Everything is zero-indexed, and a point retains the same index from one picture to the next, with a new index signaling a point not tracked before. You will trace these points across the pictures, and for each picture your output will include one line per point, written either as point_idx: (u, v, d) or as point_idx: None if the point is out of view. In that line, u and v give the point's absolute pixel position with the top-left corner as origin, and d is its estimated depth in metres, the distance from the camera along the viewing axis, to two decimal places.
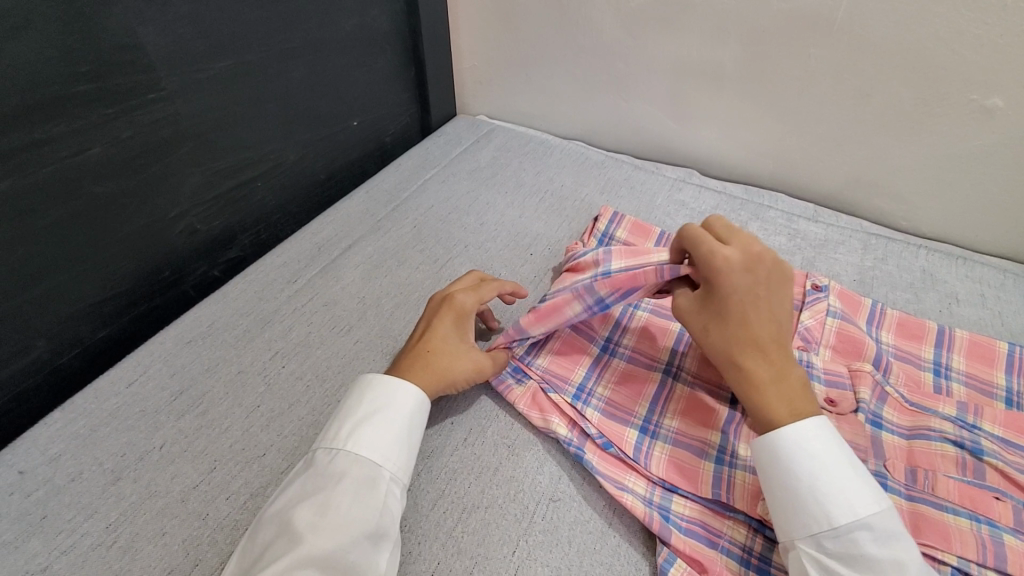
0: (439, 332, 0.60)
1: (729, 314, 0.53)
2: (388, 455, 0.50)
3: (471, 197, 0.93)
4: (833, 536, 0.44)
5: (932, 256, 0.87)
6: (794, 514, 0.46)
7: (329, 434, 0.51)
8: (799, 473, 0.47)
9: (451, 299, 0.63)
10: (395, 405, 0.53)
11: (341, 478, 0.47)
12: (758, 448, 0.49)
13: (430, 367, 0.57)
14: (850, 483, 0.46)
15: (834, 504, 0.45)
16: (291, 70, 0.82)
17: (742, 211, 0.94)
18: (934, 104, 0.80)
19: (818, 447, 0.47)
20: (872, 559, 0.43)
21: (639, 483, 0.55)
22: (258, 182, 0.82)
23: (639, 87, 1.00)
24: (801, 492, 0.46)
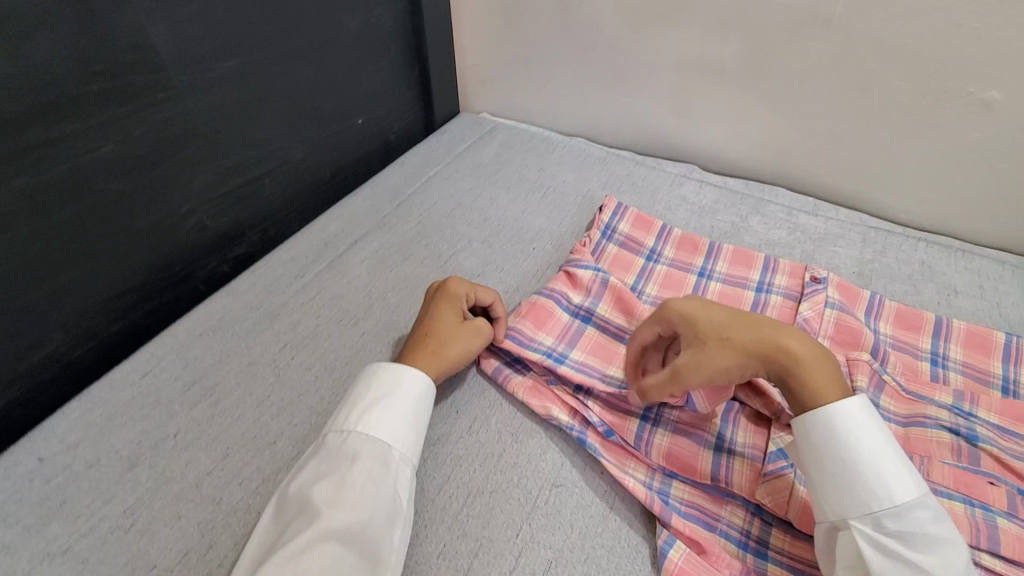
0: (429, 321, 0.63)
1: (730, 327, 0.54)
2: (397, 436, 0.52)
3: (474, 194, 0.95)
4: (893, 515, 0.44)
5: (931, 249, 0.87)
6: (853, 494, 0.46)
7: (339, 418, 0.54)
8: (857, 453, 0.47)
9: (446, 287, 0.66)
10: (401, 389, 0.55)
11: (353, 459, 0.50)
12: (812, 428, 0.49)
13: (427, 350, 0.60)
14: (902, 462, 0.46)
15: (892, 484, 0.45)
16: (298, 69, 0.84)
17: (742, 205, 0.95)
18: (932, 97, 0.81)
19: (873, 428, 0.47)
20: (931, 538, 0.43)
21: (638, 470, 0.57)
22: (265, 179, 0.84)
23: (640, 83, 1.01)
24: (860, 472, 0.46)
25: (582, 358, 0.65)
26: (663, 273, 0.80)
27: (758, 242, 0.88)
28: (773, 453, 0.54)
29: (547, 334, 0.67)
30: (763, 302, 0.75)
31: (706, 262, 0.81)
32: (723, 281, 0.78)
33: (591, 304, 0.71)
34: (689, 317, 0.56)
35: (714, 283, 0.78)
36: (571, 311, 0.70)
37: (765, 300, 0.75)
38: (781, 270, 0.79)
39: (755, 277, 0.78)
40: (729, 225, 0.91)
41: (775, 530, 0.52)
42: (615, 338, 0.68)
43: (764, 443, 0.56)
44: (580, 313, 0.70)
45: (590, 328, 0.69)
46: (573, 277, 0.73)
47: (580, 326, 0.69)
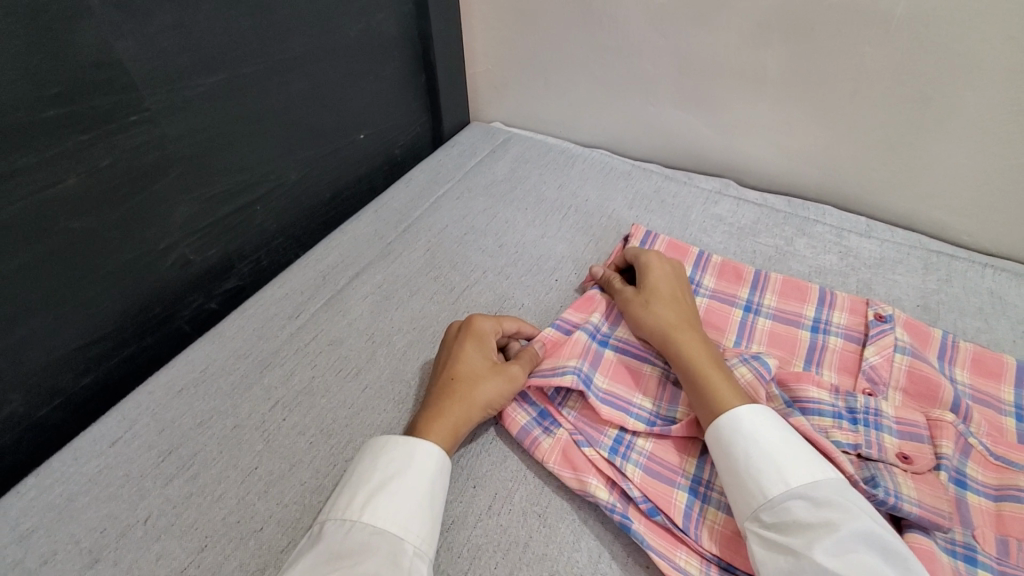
0: (461, 360, 0.57)
1: (664, 296, 0.63)
2: (410, 525, 0.45)
3: (487, 216, 0.86)
4: (767, 508, 0.44)
5: (1001, 277, 0.77)
6: (739, 495, 0.47)
7: (340, 504, 0.46)
8: (735, 448, 0.48)
9: (470, 324, 0.60)
10: (416, 466, 0.48)
11: (359, 558, 0.42)
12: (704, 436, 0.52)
13: (460, 396, 0.54)
14: (781, 454, 0.47)
15: (767, 476, 0.46)
16: (291, 82, 0.76)
17: (785, 226, 0.85)
18: (1007, 107, 0.71)
19: (747, 422, 0.49)
20: (803, 524, 0.42)
21: (691, 561, 0.48)
22: (256, 206, 0.75)
23: (670, 91, 0.91)
24: (738, 469, 0.48)
25: (605, 385, 0.59)
26: (704, 307, 0.71)
27: (806, 269, 0.79)
28: None
29: (567, 358, 0.58)
30: (821, 345, 0.66)
31: (752, 294, 0.72)
32: (773, 317, 0.69)
33: (607, 328, 0.65)
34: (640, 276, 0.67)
35: (763, 319, 0.69)
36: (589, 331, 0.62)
37: (824, 342, 0.66)
38: (839, 304, 0.69)
39: (810, 313, 0.69)
40: (773, 249, 0.82)
41: None
42: (636, 359, 0.62)
43: None
44: (598, 335, 0.63)
45: (609, 352, 0.62)
46: (592, 298, 0.68)
47: (599, 349, 0.62)
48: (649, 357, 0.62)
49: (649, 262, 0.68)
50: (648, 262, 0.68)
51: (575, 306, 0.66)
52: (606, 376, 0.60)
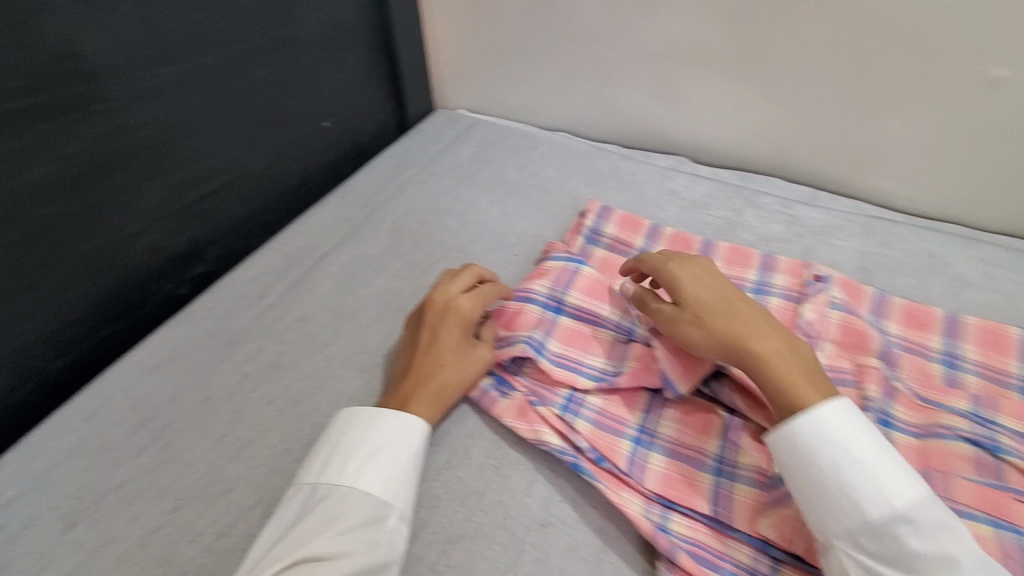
0: (448, 346, 0.58)
1: (719, 306, 0.54)
2: (396, 492, 0.48)
3: (451, 197, 0.89)
4: (869, 532, 0.43)
5: (938, 238, 0.81)
6: (829, 513, 0.45)
7: (329, 467, 0.50)
8: (829, 465, 0.45)
9: (456, 306, 0.60)
10: (404, 440, 0.51)
11: (347, 519, 0.46)
12: (787, 449, 0.47)
13: (449, 378, 0.56)
14: (880, 470, 0.44)
15: (869, 497, 0.44)
16: (254, 72, 0.78)
17: (736, 198, 0.89)
18: (935, 77, 0.75)
19: (842, 434, 0.46)
20: (916, 556, 0.41)
21: (635, 500, 0.51)
22: (223, 193, 0.77)
23: (624, 73, 0.95)
24: (831, 485, 0.45)
25: (559, 350, 0.62)
26: None
27: (754, 238, 0.83)
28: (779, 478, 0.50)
29: (522, 331, 0.62)
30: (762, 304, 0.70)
31: None
32: None
33: (561, 292, 0.66)
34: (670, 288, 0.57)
35: None
36: (542, 303, 0.65)
37: (765, 302, 0.70)
38: (780, 268, 0.73)
39: (752, 277, 0.73)
40: (723, 220, 0.86)
41: (785, 567, 0.47)
42: (590, 324, 0.65)
43: (766, 466, 0.52)
44: (552, 303, 0.65)
45: (563, 318, 0.64)
46: (545, 267, 0.70)
47: (553, 317, 0.64)
48: (601, 320, 0.64)
49: (671, 269, 0.58)
50: (671, 271, 0.58)
51: (529, 278, 0.69)
52: (560, 341, 0.63)
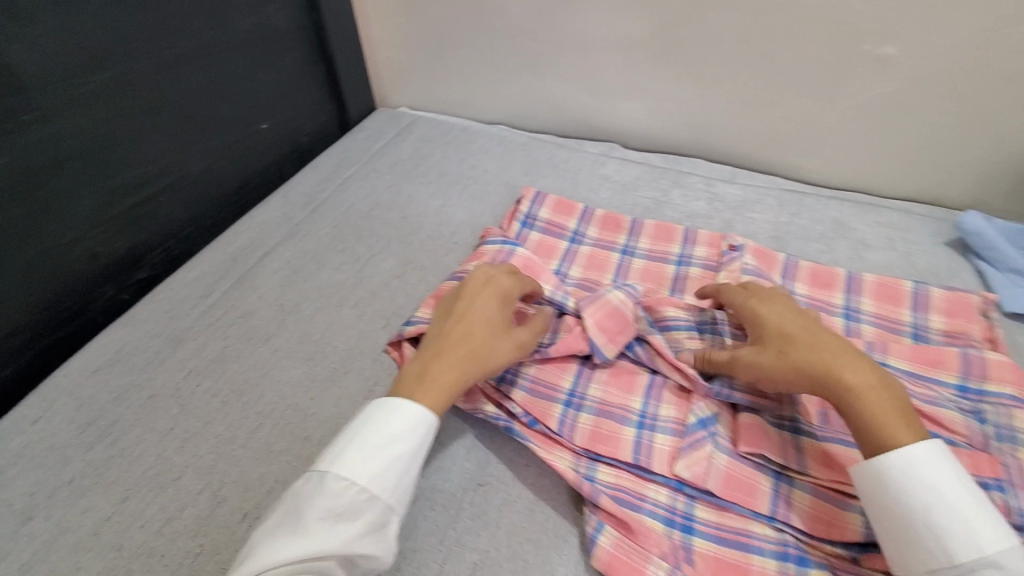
0: (481, 315, 0.56)
1: (807, 330, 0.53)
2: (402, 489, 0.46)
3: (392, 192, 0.92)
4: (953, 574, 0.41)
5: (843, 205, 0.88)
6: (910, 551, 0.43)
7: (344, 457, 0.46)
8: (913, 502, 0.44)
9: (495, 278, 0.60)
10: (420, 438, 0.48)
11: (358, 522, 0.44)
12: (869, 481, 0.45)
13: (478, 352, 0.54)
14: (971, 513, 0.42)
15: (954, 540, 0.42)
16: (184, 76, 0.79)
17: (663, 179, 0.95)
18: (831, 57, 0.80)
19: (933, 474, 0.44)
20: None
21: (564, 457, 0.55)
22: (161, 197, 0.78)
23: (553, 66, 0.99)
24: (916, 524, 0.43)
25: None
26: (587, 253, 0.80)
27: (678, 215, 0.89)
28: (693, 425, 0.55)
29: None
30: (682, 276, 0.76)
31: (629, 239, 0.81)
32: (645, 257, 0.79)
33: None
34: (752, 323, 0.56)
35: (637, 260, 0.78)
36: None
37: (685, 273, 0.76)
38: (700, 241, 0.79)
39: (675, 251, 0.79)
40: (650, 200, 0.91)
41: (700, 503, 0.52)
42: None
43: (684, 416, 0.57)
44: None
45: None
46: (482, 251, 0.74)
47: None
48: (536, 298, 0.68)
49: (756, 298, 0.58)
50: (752, 305, 0.58)
51: (469, 261, 0.74)
52: None
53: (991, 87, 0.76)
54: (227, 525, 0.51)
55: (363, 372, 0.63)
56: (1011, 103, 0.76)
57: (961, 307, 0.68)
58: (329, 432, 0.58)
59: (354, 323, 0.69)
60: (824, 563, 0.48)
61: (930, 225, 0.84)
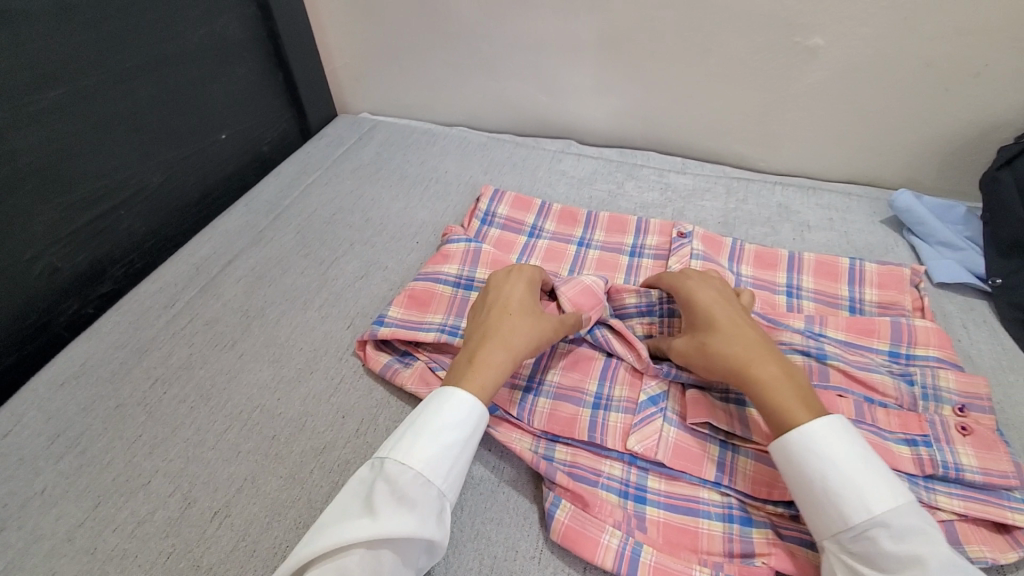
0: (515, 298, 0.60)
1: (731, 320, 0.56)
2: (451, 478, 0.48)
3: (354, 196, 0.93)
4: (850, 536, 0.44)
5: (787, 190, 0.93)
6: (816, 518, 0.46)
7: (402, 445, 0.48)
8: (811, 473, 0.46)
9: (520, 270, 0.64)
10: (467, 426, 0.50)
11: (420, 507, 0.45)
12: (775, 456, 0.49)
13: (517, 327, 0.57)
14: (862, 477, 0.44)
15: (848, 503, 0.44)
16: (137, 90, 0.80)
17: (618, 173, 0.98)
18: (766, 50, 0.85)
19: (825, 444, 0.46)
20: (891, 558, 0.42)
21: (524, 439, 0.58)
22: (121, 211, 0.79)
23: (507, 67, 1.02)
24: (816, 493, 0.46)
25: None
26: (545, 247, 0.82)
27: (633, 206, 0.92)
28: (644, 402, 0.59)
29: (434, 313, 0.68)
30: (636, 264, 0.79)
31: (585, 232, 0.84)
32: (601, 248, 0.81)
33: (469, 271, 0.72)
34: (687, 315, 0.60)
35: (593, 251, 0.81)
36: (451, 284, 0.71)
37: (639, 263, 0.79)
38: (652, 230, 0.83)
39: (629, 241, 0.82)
40: (606, 193, 0.95)
41: (652, 474, 0.55)
42: None
43: (636, 394, 0.60)
44: (460, 284, 0.71)
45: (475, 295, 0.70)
46: (447, 249, 0.75)
47: (465, 295, 0.70)
48: None
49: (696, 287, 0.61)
50: (688, 294, 0.61)
51: (432, 263, 0.74)
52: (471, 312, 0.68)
53: (914, 73, 0.81)
54: (198, 524, 0.52)
55: (329, 371, 0.65)
56: (932, 87, 0.81)
57: (892, 279, 0.73)
58: (296, 430, 0.59)
59: (319, 325, 0.71)
60: (767, 522, 0.51)
61: (867, 205, 0.89)
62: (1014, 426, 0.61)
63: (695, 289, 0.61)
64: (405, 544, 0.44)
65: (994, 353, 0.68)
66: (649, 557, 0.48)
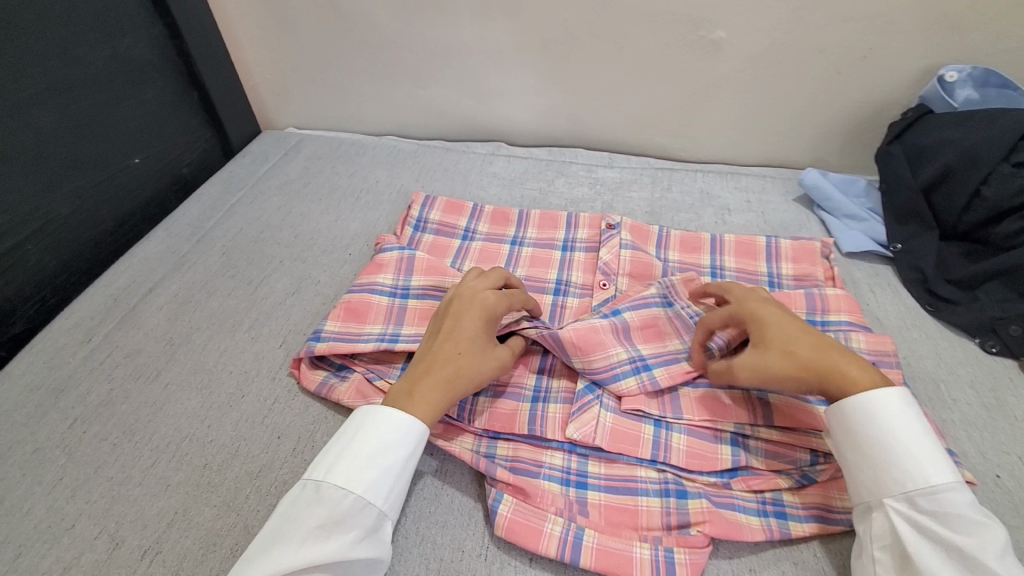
0: (469, 334, 0.57)
1: (805, 327, 0.55)
2: (391, 499, 0.49)
3: (282, 213, 0.91)
4: (927, 494, 0.45)
5: (708, 176, 0.97)
6: (888, 475, 0.47)
7: (338, 466, 0.48)
8: (890, 435, 0.48)
9: (481, 297, 0.60)
10: (408, 446, 0.50)
11: (354, 528, 0.46)
12: (855, 414, 0.49)
13: (464, 366, 0.55)
14: (938, 448, 0.47)
15: (928, 465, 0.46)
16: (37, 118, 0.75)
17: (548, 171, 1.00)
18: (675, 45, 0.89)
19: (909, 414, 0.49)
20: (966, 517, 0.44)
21: (466, 440, 0.58)
22: (27, 245, 0.75)
23: (430, 75, 1.02)
24: (891, 453, 0.47)
25: (414, 331, 0.67)
26: (479, 249, 0.83)
27: (563, 202, 0.94)
28: (581, 390, 0.59)
29: (373, 323, 0.67)
30: (569, 259, 0.81)
31: (518, 231, 0.85)
32: (534, 245, 0.83)
33: (405, 280, 0.71)
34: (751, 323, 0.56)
35: (526, 249, 0.82)
36: (388, 293, 0.70)
37: (571, 257, 0.81)
38: (582, 224, 0.85)
39: (561, 236, 0.84)
40: (537, 191, 0.96)
41: (592, 459, 0.56)
42: (435, 301, 0.70)
43: (573, 384, 0.62)
44: (397, 293, 0.70)
45: (411, 302, 0.70)
46: (380, 259, 0.74)
47: (402, 305, 0.69)
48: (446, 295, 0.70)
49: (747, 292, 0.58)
50: (751, 307, 0.57)
51: (365, 273, 0.73)
52: (415, 313, 0.69)
53: (810, 59, 0.86)
54: (128, 564, 0.50)
55: (262, 392, 0.63)
56: (827, 72, 0.87)
57: (805, 253, 0.78)
58: (228, 456, 0.57)
59: (249, 347, 0.69)
60: (701, 492, 0.53)
61: (780, 185, 0.94)
62: (918, 378, 0.66)
63: (758, 300, 0.57)
64: (339, 566, 0.45)
65: (898, 313, 0.73)
66: (591, 540, 0.49)
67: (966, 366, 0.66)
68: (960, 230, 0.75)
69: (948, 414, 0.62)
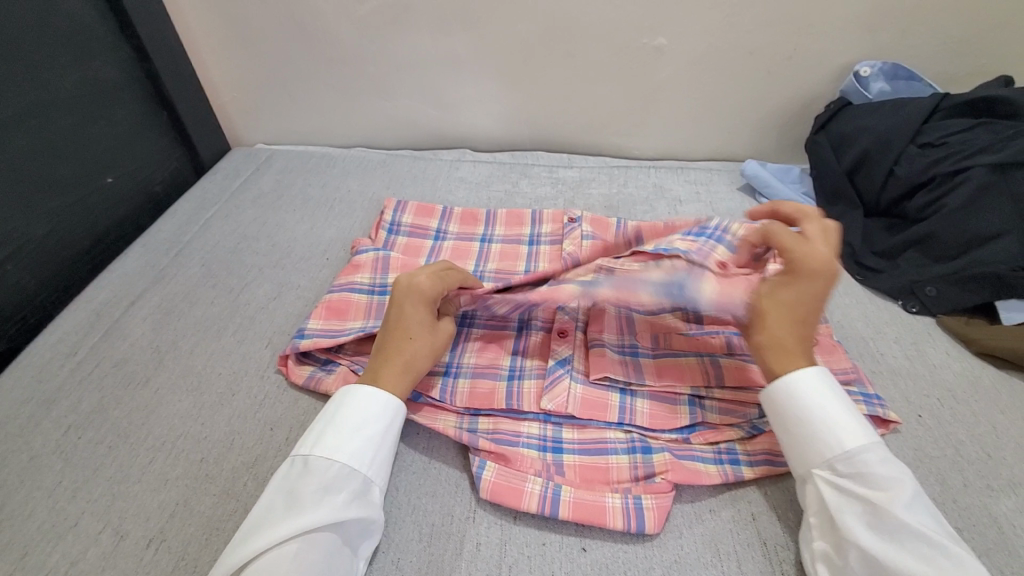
0: (415, 321, 0.60)
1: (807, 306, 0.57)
2: (377, 466, 0.53)
3: (258, 224, 0.94)
4: (843, 459, 0.51)
5: (660, 171, 1.05)
6: (811, 447, 0.53)
7: (324, 441, 0.53)
8: (808, 410, 0.53)
9: (416, 284, 0.61)
10: (387, 418, 0.55)
11: (345, 490, 0.50)
12: (777, 394, 0.55)
13: (419, 350, 0.59)
14: (853, 417, 0.53)
15: (842, 434, 0.52)
16: (11, 141, 0.78)
17: (512, 173, 1.06)
18: (621, 52, 0.96)
19: (825, 388, 0.54)
20: (878, 476, 0.49)
21: (449, 419, 0.62)
22: (5, 265, 0.76)
23: (395, 87, 1.07)
24: (810, 427, 0.53)
25: None
26: (451, 247, 0.88)
27: (528, 201, 1.00)
28: (552, 366, 0.65)
29: (355, 319, 0.71)
30: (536, 252, 0.87)
31: (486, 229, 0.90)
32: (502, 241, 0.88)
33: (382, 279, 0.76)
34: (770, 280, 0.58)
35: (495, 245, 0.88)
36: (367, 292, 0.75)
37: (537, 250, 0.87)
38: (545, 219, 0.91)
39: (527, 232, 0.89)
40: (503, 193, 1.02)
41: (567, 426, 0.62)
42: None
43: (545, 362, 0.67)
44: (376, 291, 0.75)
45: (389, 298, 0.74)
46: (358, 261, 0.78)
47: (381, 301, 0.73)
48: None
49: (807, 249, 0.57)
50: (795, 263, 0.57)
51: (343, 275, 0.77)
52: None
53: (742, 61, 0.95)
54: (134, 553, 0.52)
55: (252, 390, 0.67)
56: (758, 71, 0.96)
57: None
58: (224, 450, 0.61)
59: (235, 349, 0.72)
60: (664, 448, 0.59)
61: (725, 177, 1.02)
62: (850, 337, 0.73)
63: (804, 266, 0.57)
64: (338, 527, 0.49)
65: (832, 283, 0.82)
66: (568, 495, 0.55)
67: (891, 324, 0.75)
68: (882, 206, 0.83)
69: (877, 366, 0.70)
